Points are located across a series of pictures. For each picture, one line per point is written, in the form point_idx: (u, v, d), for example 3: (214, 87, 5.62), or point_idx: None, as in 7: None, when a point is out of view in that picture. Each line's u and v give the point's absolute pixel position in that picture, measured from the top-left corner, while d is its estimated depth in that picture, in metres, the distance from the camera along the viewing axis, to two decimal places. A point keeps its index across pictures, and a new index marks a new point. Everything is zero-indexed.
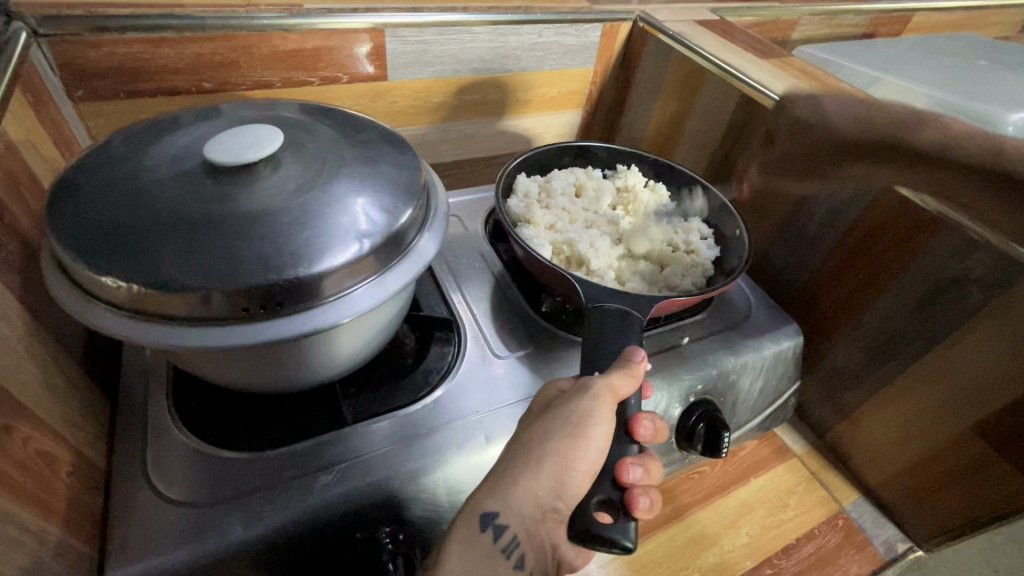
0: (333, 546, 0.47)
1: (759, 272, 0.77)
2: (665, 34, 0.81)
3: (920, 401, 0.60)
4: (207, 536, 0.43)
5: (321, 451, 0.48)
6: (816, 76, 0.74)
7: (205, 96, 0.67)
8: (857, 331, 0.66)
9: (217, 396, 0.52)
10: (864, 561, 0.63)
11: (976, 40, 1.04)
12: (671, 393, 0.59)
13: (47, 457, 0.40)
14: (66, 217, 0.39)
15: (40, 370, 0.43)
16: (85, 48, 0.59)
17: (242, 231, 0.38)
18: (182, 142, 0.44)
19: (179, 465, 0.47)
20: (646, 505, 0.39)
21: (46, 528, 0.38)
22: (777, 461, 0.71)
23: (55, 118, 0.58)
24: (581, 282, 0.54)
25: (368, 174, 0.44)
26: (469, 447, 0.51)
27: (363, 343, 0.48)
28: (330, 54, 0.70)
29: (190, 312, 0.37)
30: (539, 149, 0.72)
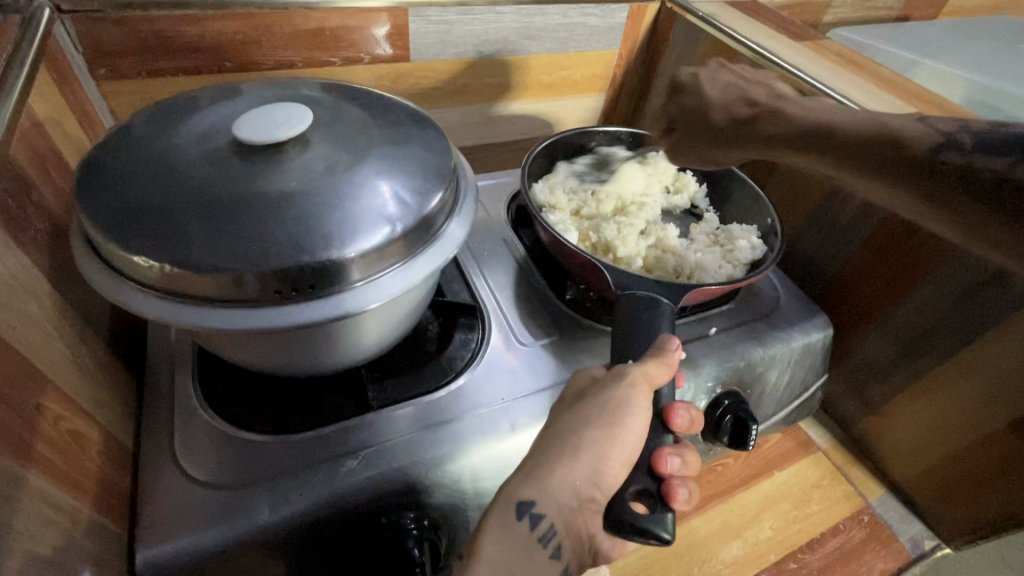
0: (358, 531, 0.47)
1: (787, 261, 0.75)
2: (696, 14, 0.78)
3: (954, 397, 0.59)
4: (234, 517, 0.43)
5: (346, 436, 0.48)
6: (853, 60, 0.71)
7: (227, 76, 0.66)
8: (888, 324, 0.64)
9: (242, 378, 0.52)
10: (889, 558, 0.62)
11: (1018, 23, 0.99)
12: (697, 383, 0.58)
13: (78, 437, 0.40)
14: (95, 195, 0.38)
15: (70, 350, 0.42)
16: (108, 26, 0.58)
17: (272, 212, 0.37)
18: (209, 120, 0.44)
19: (206, 447, 0.47)
20: (684, 496, 0.38)
21: (78, 507, 0.38)
22: (801, 455, 0.70)
23: (79, 96, 0.57)
24: (610, 269, 0.53)
25: (397, 156, 0.43)
26: (495, 435, 0.50)
27: (389, 328, 0.47)
28: (352, 34, 0.69)
29: (220, 293, 0.37)
30: (565, 131, 0.71)
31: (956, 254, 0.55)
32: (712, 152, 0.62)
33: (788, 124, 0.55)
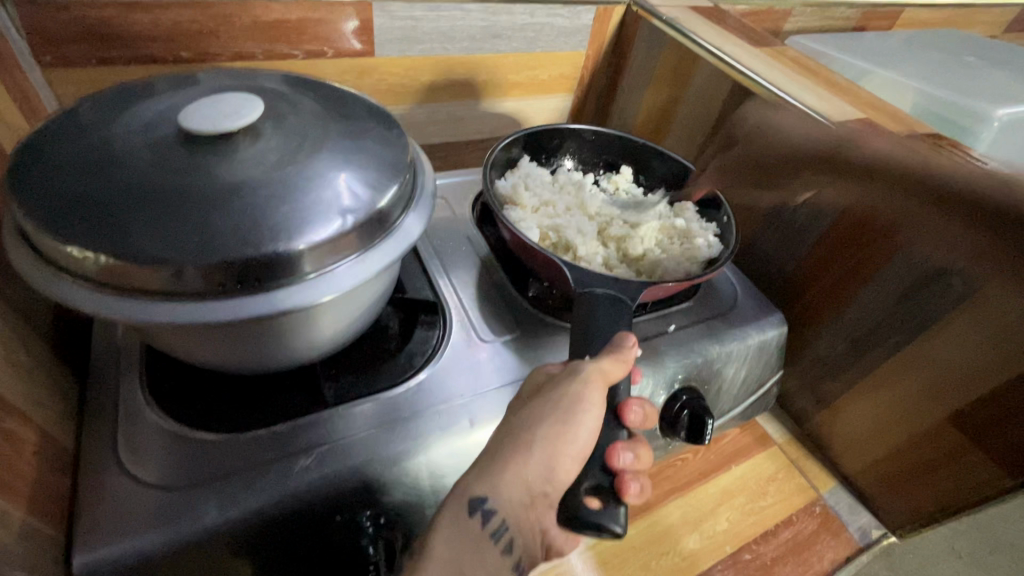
0: (311, 531, 0.46)
1: (745, 260, 0.77)
2: (659, 19, 0.80)
3: (900, 391, 0.61)
4: (180, 519, 0.42)
5: (300, 434, 0.47)
6: (809, 67, 0.73)
7: (183, 66, 0.64)
8: (839, 322, 0.66)
9: (193, 375, 0.51)
10: (839, 547, 0.64)
11: (965, 37, 1.04)
12: (656, 379, 0.59)
13: (10, 437, 0.39)
14: (29, 184, 0.37)
15: (2, 345, 0.40)
16: (52, 10, 0.56)
17: (218, 204, 0.36)
18: (156, 109, 0.42)
19: (152, 446, 0.45)
20: (636, 490, 0.39)
21: (9, 510, 0.37)
22: (757, 449, 0.72)
23: (21, 82, 0.55)
24: (570, 266, 0.53)
25: (352, 149, 0.42)
26: (452, 432, 0.50)
27: (345, 323, 0.47)
28: (315, 27, 0.67)
29: (163, 286, 0.35)
30: (530, 129, 0.71)
31: (901, 253, 0.58)
32: (778, 178, 0.66)
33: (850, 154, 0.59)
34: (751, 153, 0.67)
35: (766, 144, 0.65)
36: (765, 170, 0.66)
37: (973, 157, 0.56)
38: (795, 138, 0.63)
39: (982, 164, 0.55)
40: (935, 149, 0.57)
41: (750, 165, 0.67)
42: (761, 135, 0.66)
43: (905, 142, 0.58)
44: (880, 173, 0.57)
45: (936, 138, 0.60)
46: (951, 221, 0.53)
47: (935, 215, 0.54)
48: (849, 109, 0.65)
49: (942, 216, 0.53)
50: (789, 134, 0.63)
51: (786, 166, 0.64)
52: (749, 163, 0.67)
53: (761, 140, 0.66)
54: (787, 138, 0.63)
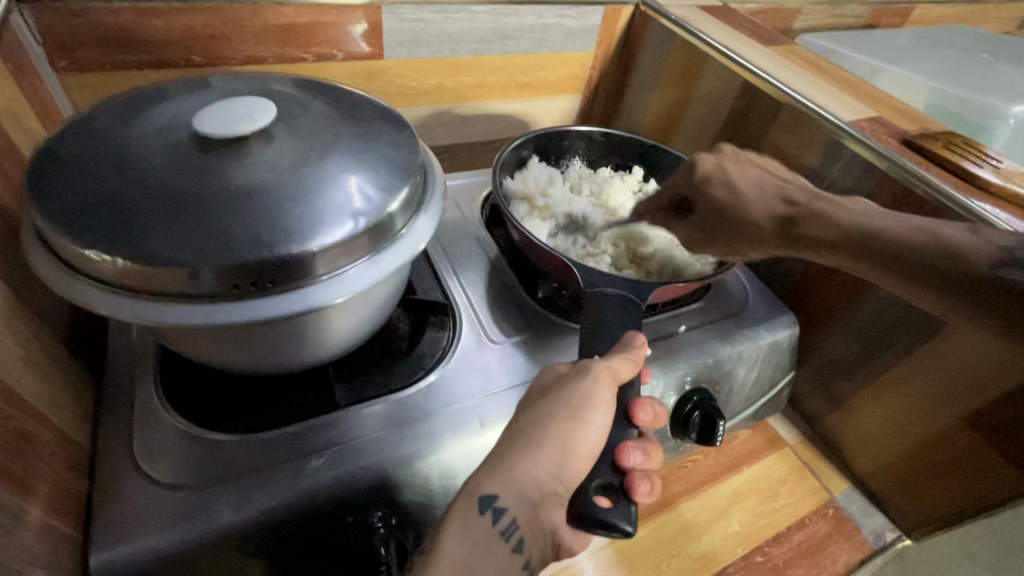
0: (325, 530, 0.46)
1: (756, 260, 0.76)
2: (668, 18, 0.79)
3: (914, 393, 0.60)
4: (194, 519, 0.42)
5: (312, 435, 0.48)
6: (819, 65, 0.73)
7: (195, 71, 0.65)
8: (851, 322, 0.65)
9: (206, 376, 0.51)
10: (852, 550, 0.64)
11: (978, 34, 1.03)
12: (666, 381, 0.59)
13: (28, 437, 0.39)
14: (47, 188, 0.37)
15: (20, 346, 0.41)
16: (68, 16, 0.56)
17: (232, 206, 0.37)
18: (170, 113, 0.43)
19: (166, 447, 0.46)
20: (646, 489, 0.39)
21: (29, 509, 0.37)
22: (769, 451, 0.71)
23: (37, 87, 0.56)
24: (580, 267, 0.53)
25: (362, 152, 0.42)
26: (463, 432, 0.50)
27: (356, 325, 0.47)
28: (325, 30, 0.68)
29: (179, 288, 0.36)
30: (540, 131, 0.72)
31: None
32: (744, 247, 0.57)
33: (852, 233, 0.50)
34: (706, 215, 0.58)
35: (733, 219, 0.57)
36: (724, 229, 0.57)
37: (988, 155, 0.56)
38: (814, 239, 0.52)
39: (995, 160, 0.55)
40: (948, 147, 0.57)
41: (720, 231, 0.58)
42: (722, 214, 0.57)
43: (918, 141, 0.58)
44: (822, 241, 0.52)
45: (950, 135, 0.59)
46: (934, 297, 0.47)
47: (920, 291, 0.47)
48: (861, 107, 0.64)
49: (908, 281, 0.47)
50: (749, 216, 0.56)
51: (735, 222, 0.57)
52: (700, 240, 0.59)
53: (725, 214, 0.57)
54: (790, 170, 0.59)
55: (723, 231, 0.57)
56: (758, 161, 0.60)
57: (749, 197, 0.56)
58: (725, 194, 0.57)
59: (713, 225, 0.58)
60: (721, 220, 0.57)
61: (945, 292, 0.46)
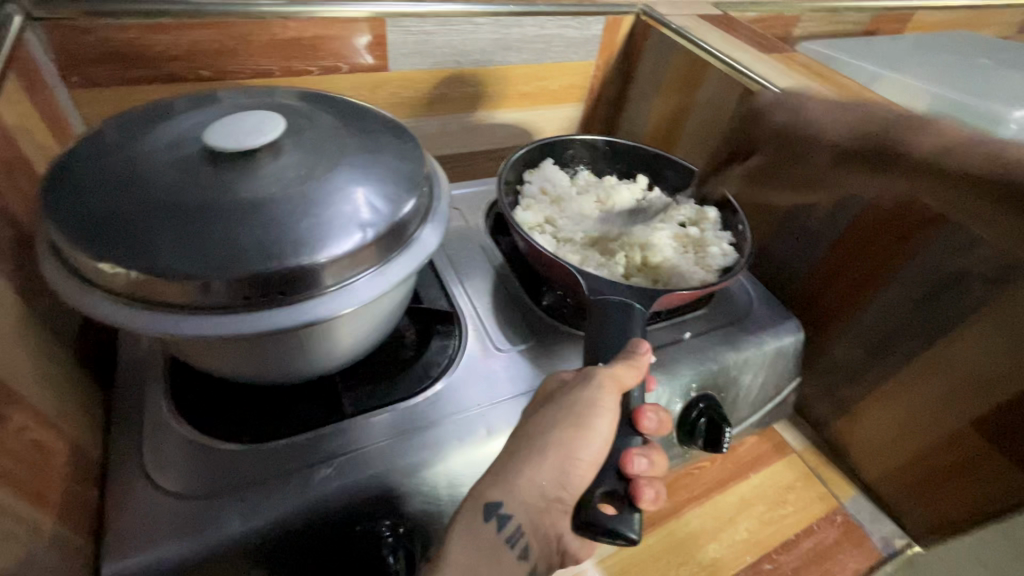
0: (333, 541, 0.46)
1: (760, 266, 0.76)
2: (668, 27, 0.80)
3: (920, 398, 0.60)
4: (204, 529, 0.42)
5: (320, 444, 0.48)
6: (820, 72, 0.73)
7: (203, 84, 0.66)
8: (857, 327, 0.65)
9: (216, 386, 0.51)
10: (862, 557, 0.63)
11: (978, 39, 1.04)
12: (672, 387, 0.59)
13: (42, 448, 0.40)
14: (61, 202, 0.38)
15: (33, 358, 0.41)
16: (80, 33, 0.58)
17: (242, 219, 0.37)
18: (180, 128, 0.44)
19: (176, 457, 0.46)
20: (651, 496, 0.39)
21: (42, 520, 0.38)
22: (776, 458, 0.71)
23: (50, 103, 0.57)
24: (584, 274, 0.54)
25: (369, 164, 0.43)
26: (470, 441, 0.50)
27: (363, 334, 0.47)
28: (331, 43, 0.69)
29: (191, 300, 0.36)
30: (545, 139, 0.72)
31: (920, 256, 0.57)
32: (804, 177, 0.62)
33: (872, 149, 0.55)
34: (771, 157, 0.62)
35: (797, 137, 0.59)
36: (782, 169, 0.63)
37: None
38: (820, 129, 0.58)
39: None
40: None
41: (772, 170, 0.63)
42: (784, 135, 0.60)
43: None
44: (894, 161, 0.53)
45: None
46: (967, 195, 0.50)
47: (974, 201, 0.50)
48: (862, 113, 0.65)
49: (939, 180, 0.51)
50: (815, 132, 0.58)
51: (799, 157, 0.60)
52: (765, 172, 0.64)
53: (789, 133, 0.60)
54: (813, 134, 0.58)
55: (771, 167, 0.63)
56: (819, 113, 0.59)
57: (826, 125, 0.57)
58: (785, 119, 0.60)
59: (780, 169, 0.63)
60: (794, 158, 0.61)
61: (938, 176, 0.51)
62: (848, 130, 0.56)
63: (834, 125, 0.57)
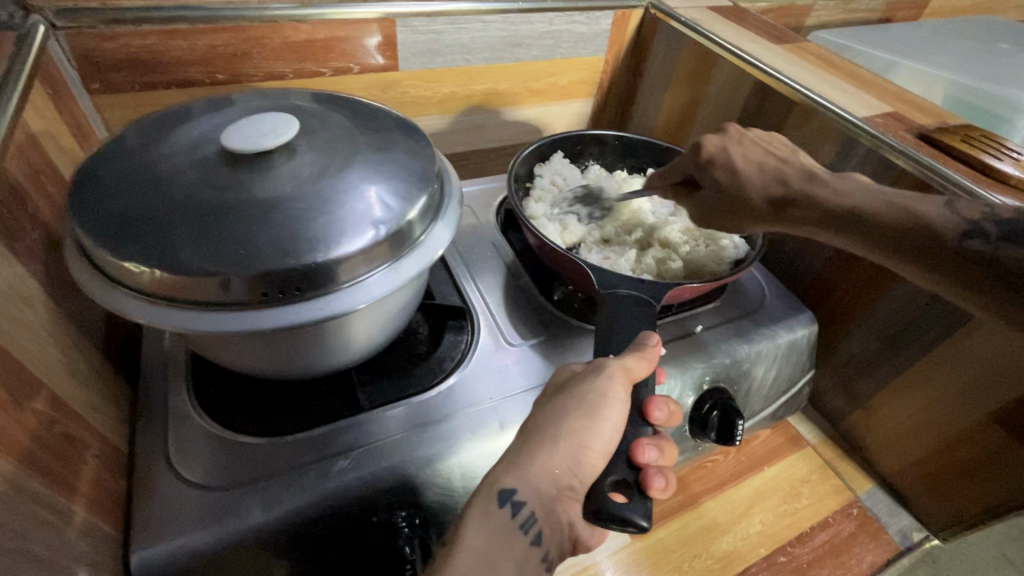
0: (351, 531, 0.47)
1: (773, 259, 0.76)
2: (678, 20, 0.80)
3: (937, 391, 0.60)
4: (226, 519, 0.44)
5: (337, 437, 0.49)
6: (832, 61, 0.73)
7: (218, 88, 0.68)
8: (872, 319, 0.65)
9: (236, 381, 0.53)
10: (879, 549, 0.63)
11: (998, 24, 1.01)
12: (684, 380, 0.59)
13: (72, 440, 0.41)
14: (88, 203, 0.39)
15: (63, 355, 0.43)
16: (100, 40, 0.59)
17: (260, 218, 0.38)
18: (199, 131, 0.45)
19: (200, 449, 0.47)
20: (661, 484, 0.39)
21: (73, 509, 0.39)
22: (791, 450, 0.71)
23: (72, 108, 0.59)
24: (594, 269, 0.54)
25: (382, 162, 0.44)
26: (484, 433, 0.51)
27: (377, 330, 0.48)
28: (341, 44, 0.70)
29: (211, 297, 0.38)
30: (555, 135, 0.72)
31: None
32: (738, 226, 0.55)
33: (814, 204, 0.50)
34: (696, 209, 0.57)
35: (732, 199, 0.54)
36: (719, 215, 0.56)
37: (1008, 147, 0.55)
38: (752, 195, 0.53)
39: (1016, 153, 0.54)
40: (966, 140, 0.56)
41: (710, 216, 0.56)
42: (722, 195, 0.55)
43: (934, 135, 0.57)
44: (812, 211, 0.50)
45: (969, 128, 0.59)
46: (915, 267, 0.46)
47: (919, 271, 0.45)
48: (876, 102, 0.64)
49: (890, 255, 0.47)
50: (749, 194, 0.53)
51: (736, 205, 0.54)
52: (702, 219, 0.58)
53: (727, 193, 0.54)
54: (746, 196, 0.53)
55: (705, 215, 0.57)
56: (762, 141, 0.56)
57: (752, 178, 0.54)
58: (727, 175, 0.54)
59: (712, 209, 0.56)
60: (730, 208, 0.55)
61: (894, 246, 0.46)
62: (777, 189, 0.52)
63: (758, 188, 0.53)
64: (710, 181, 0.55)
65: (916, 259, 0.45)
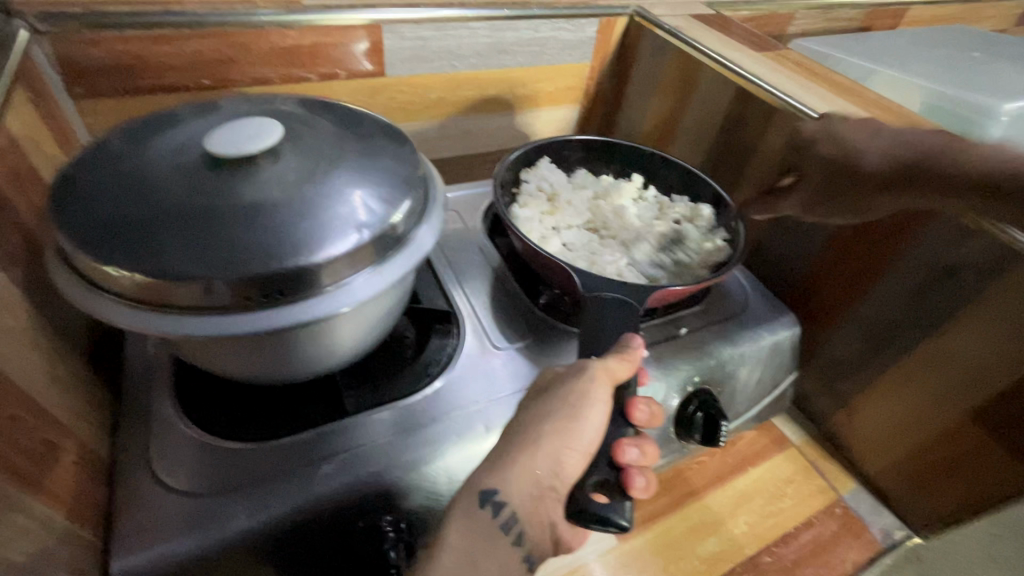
0: (336, 535, 0.47)
1: (756, 262, 0.77)
2: (662, 28, 0.81)
3: (917, 390, 0.61)
4: (210, 525, 0.43)
5: (322, 442, 0.49)
6: (812, 69, 0.74)
7: (205, 93, 0.68)
8: (853, 320, 0.66)
9: (220, 386, 0.53)
10: (861, 548, 0.64)
11: (972, 33, 1.04)
12: (669, 382, 0.60)
13: (52, 447, 0.41)
14: (69, 208, 0.39)
15: (43, 361, 0.43)
16: (85, 45, 0.59)
17: (242, 222, 0.39)
18: (182, 136, 0.45)
19: (182, 456, 0.47)
20: (642, 484, 0.40)
21: (53, 516, 0.39)
22: (775, 451, 0.72)
23: (55, 112, 0.58)
24: (579, 272, 0.55)
25: (365, 166, 0.44)
26: (469, 436, 0.51)
27: (363, 333, 0.48)
28: (328, 50, 0.70)
29: (193, 301, 0.38)
30: (542, 140, 0.73)
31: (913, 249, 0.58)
32: (860, 201, 0.60)
33: (930, 170, 0.55)
34: (819, 181, 0.62)
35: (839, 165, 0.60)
36: (832, 198, 0.62)
37: (981, 153, 0.57)
38: (862, 162, 0.59)
39: (987, 158, 0.56)
40: (940, 146, 0.58)
41: (831, 192, 0.62)
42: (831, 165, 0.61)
43: (910, 141, 0.59)
44: (924, 178, 0.55)
45: (944, 134, 0.60)
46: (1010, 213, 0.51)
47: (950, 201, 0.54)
48: (855, 109, 0.65)
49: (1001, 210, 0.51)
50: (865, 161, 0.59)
51: (847, 182, 0.60)
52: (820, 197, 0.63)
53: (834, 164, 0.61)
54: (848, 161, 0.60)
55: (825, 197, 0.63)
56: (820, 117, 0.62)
57: (863, 148, 0.59)
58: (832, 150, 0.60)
59: (842, 188, 0.61)
60: (852, 183, 0.60)
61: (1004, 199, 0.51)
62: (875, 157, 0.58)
63: (863, 154, 0.59)
64: (817, 164, 0.62)
65: (1012, 201, 0.50)
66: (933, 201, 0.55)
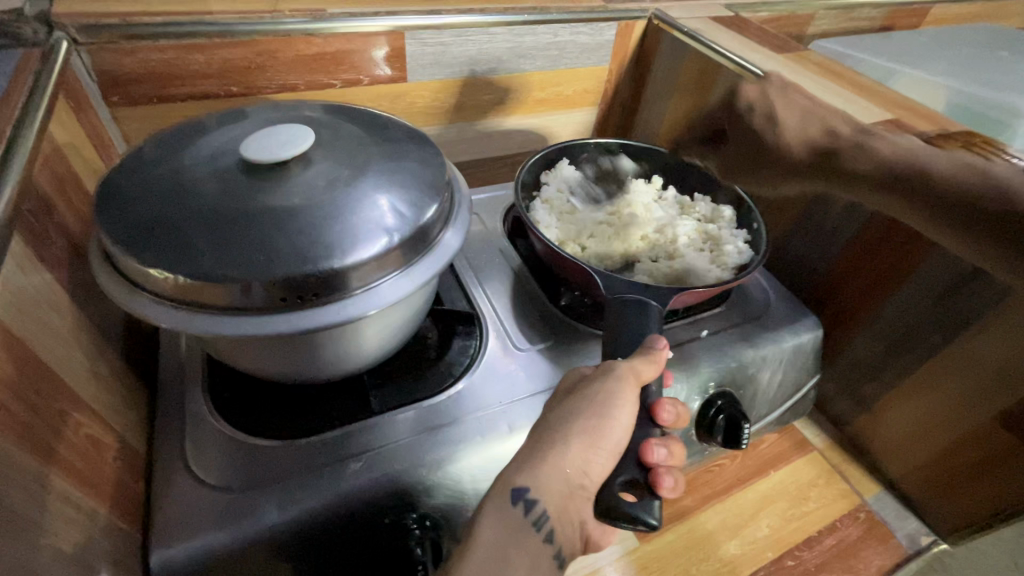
0: (364, 532, 0.48)
1: (776, 264, 0.77)
2: (680, 30, 0.81)
3: (942, 394, 0.60)
4: (243, 519, 0.44)
5: (349, 440, 0.50)
6: (834, 69, 0.74)
7: (234, 100, 0.69)
8: (876, 323, 0.65)
9: (250, 385, 0.54)
10: (886, 553, 0.63)
11: (998, 31, 1.02)
12: (690, 384, 0.60)
13: (95, 441, 0.42)
14: (113, 212, 0.41)
15: (86, 359, 0.44)
16: (121, 55, 0.61)
17: (278, 226, 0.40)
18: (217, 142, 0.46)
19: (215, 452, 0.48)
20: (670, 484, 0.40)
21: (97, 508, 0.40)
22: (797, 455, 0.71)
23: (93, 120, 0.60)
24: (601, 274, 0.55)
25: (394, 171, 0.45)
26: (493, 436, 0.52)
27: (389, 334, 0.49)
28: (353, 56, 0.72)
29: (229, 302, 0.39)
30: (563, 142, 0.74)
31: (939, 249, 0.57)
32: (774, 180, 0.65)
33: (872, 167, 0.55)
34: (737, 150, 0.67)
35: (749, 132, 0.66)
36: (760, 167, 0.65)
37: (1009, 153, 0.56)
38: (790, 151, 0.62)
39: (1017, 158, 0.55)
40: (967, 146, 0.57)
41: (738, 166, 0.67)
42: (745, 124, 0.66)
43: (936, 141, 0.58)
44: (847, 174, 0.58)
45: (970, 134, 0.60)
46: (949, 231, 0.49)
47: (947, 233, 0.50)
48: (879, 110, 0.65)
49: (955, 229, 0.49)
50: (789, 152, 0.62)
51: (756, 163, 0.65)
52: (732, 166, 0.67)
53: (761, 153, 0.64)
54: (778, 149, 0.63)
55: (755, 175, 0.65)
56: (800, 92, 0.65)
57: (791, 127, 0.62)
58: (763, 123, 0.64)
59: (754, 160, 0.65)
60: (767, 159, 0.64)
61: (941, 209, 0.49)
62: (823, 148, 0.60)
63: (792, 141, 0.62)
64: (741, 133, 0.67)
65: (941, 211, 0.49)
66: (902, 206, 0.53)
